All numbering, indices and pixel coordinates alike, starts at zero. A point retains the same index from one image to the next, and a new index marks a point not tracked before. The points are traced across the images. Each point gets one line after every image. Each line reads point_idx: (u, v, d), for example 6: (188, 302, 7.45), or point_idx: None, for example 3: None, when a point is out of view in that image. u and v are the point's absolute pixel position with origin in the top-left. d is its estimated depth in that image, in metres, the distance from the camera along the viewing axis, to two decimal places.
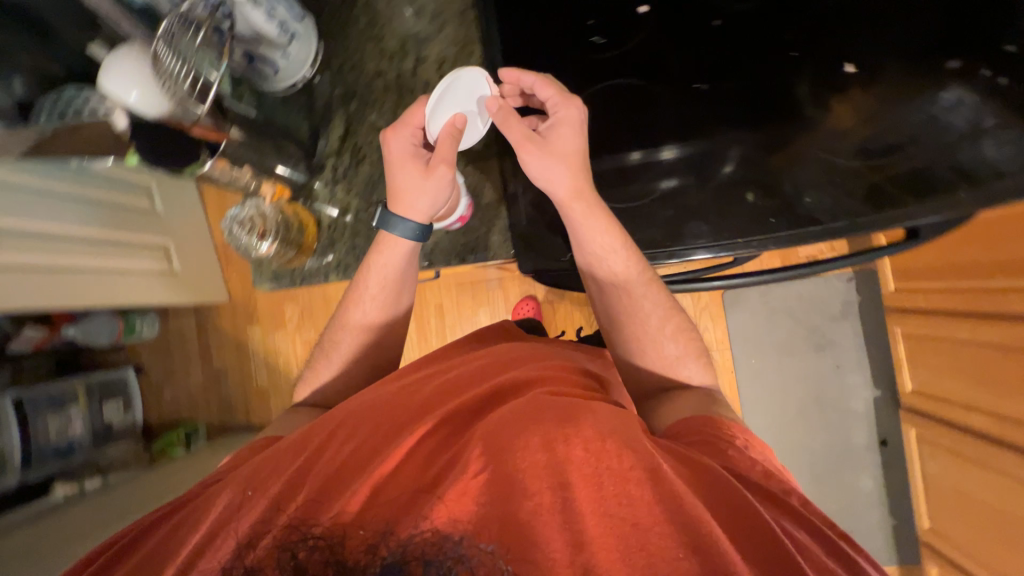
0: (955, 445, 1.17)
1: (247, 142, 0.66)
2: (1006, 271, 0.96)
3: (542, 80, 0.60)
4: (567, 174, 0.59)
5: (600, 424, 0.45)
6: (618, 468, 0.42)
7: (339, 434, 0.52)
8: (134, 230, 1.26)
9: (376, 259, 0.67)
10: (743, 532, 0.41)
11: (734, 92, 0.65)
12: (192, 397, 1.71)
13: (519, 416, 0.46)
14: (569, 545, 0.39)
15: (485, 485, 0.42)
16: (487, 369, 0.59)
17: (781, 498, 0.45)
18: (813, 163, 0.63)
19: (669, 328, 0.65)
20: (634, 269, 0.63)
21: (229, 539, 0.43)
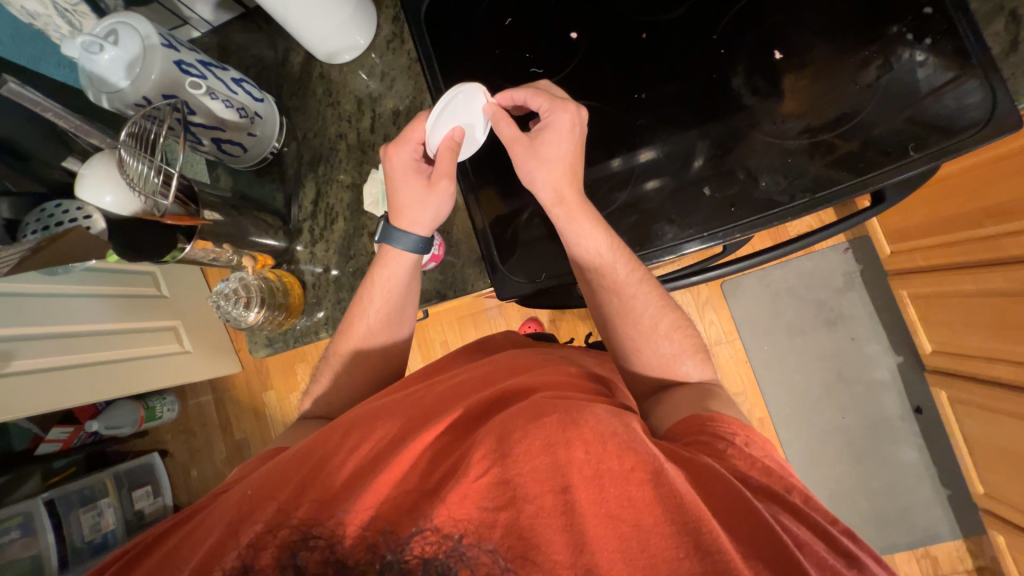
0: (988, 401, 1.12)
1: (226, 220, 0.68)
2: (994, 216, 0.95)
3: (534, 92, 0.63)
4: (545, 181, 0.62)
5: (604, 429, 0.42)
6: (618, 469, 0.40)
7: (354, 438, 0.52)
8: (144, 318, 1.31)
9: (380, 274, 0.70)
10: (746, 534, 0.39)
11: (676, 93, 0.66)
12: (218, 470, 1.72)
13: (534, 408, 0.45)
14: (571, 546, 0.38)
15: (487, 491, 0.40)
16: (497, 374, 0.60)
17: (781, 495, 0.44)
18: (763, 148, 0.63)
19: (662, 324, 0.66)
20: (621, 269, 0.64)
21: (239, 542, 0.43)
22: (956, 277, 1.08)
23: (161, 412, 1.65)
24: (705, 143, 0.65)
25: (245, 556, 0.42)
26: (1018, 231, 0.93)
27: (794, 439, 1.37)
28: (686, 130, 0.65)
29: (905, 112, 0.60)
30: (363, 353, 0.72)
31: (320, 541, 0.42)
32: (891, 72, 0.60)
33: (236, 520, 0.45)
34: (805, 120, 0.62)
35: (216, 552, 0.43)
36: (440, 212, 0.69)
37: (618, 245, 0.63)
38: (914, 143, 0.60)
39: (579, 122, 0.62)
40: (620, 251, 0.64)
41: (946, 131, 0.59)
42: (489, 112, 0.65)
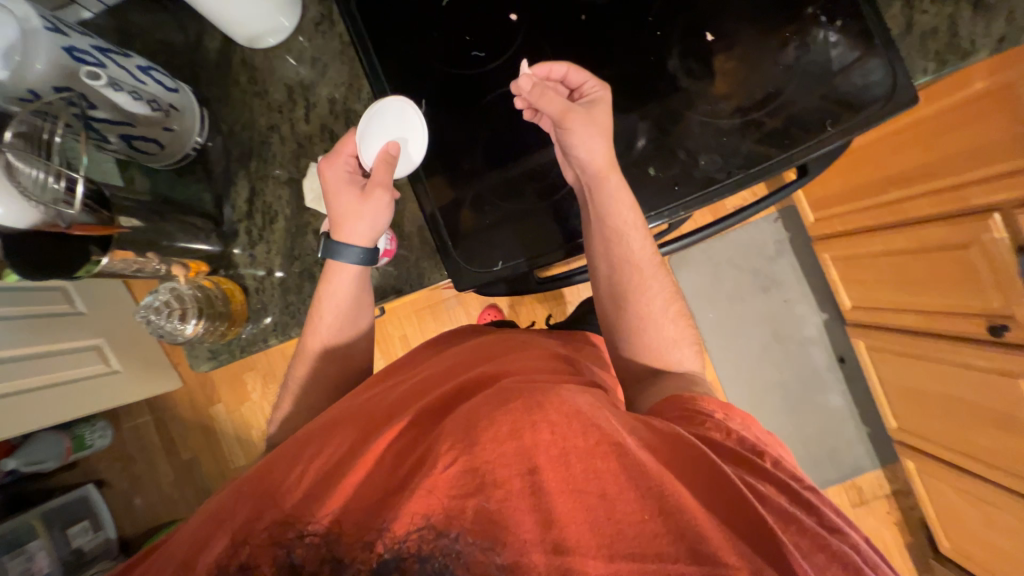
0: (896, 346, 1.27)
1: (146, 226, 0.64)
2: (896, 184, 1.07)
3: (575, 67, 0.63)
4: (602, 149, 0.61)
5: (565, 407, 0.44)
6: (582, 446, 0.41)
7: (337, 432, 0.51)
8: (57, 340, 1.17)
9: (325, 287, 0.67)
10: (719, 500, 0.42)
11: (616, 76, 0.67)
12: (167, 494, 1.61)
13: (498, 397, 0.46)
14: (539, 524, 0.39)
15: (454, 481, 0.40)
16: (472, 361, 0.60)
17: (750, 460, 0.46)
18: (701, 129, 0.66)
19: (670, 309, 0.66)
20: (645, 247, 0.65)
21: (221, 539, 0.42)
22: (868, 240, 1.20)
23: (91, 440, 1.49)
24: (648, 123, 0.67)
25: (244, 555, 0.40)
26: (916, 195, 1.04)
27: (741, 397, 1.48)
28: (625, 114, 0.67)
29: (822, 90, 0.65)
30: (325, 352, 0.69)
31: (315, 537, 0.40)
32: (807, 53, 0.64)
33: (215, 524, 0.43)
34: (737, 100, 0.66)
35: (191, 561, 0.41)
36: (379, 223, 0.65)
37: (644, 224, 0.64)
38: (830, 119, 0.65)
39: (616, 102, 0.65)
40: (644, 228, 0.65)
41: (856, 108, 0.64)
42: (525, 82, 0.60)
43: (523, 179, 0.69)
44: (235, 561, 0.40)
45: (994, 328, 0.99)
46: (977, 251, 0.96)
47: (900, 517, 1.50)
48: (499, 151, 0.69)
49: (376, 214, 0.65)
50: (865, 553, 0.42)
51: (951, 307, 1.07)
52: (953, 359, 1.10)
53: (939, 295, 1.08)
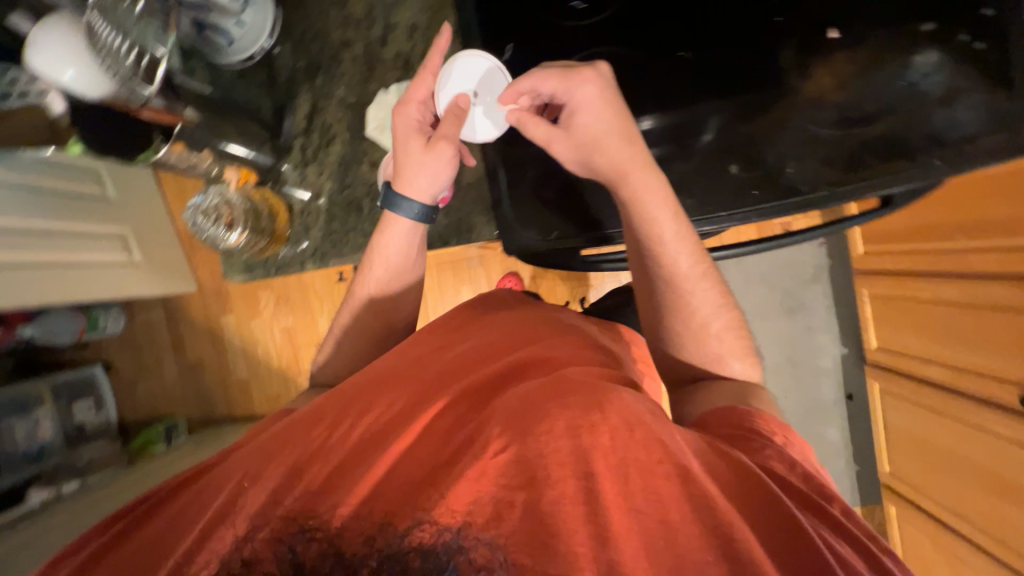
0: (918, 398, 1.25)
1: (204, 120, 0.60)
2: (965, 232, 1.02)
3: (540, 75, 0.56)
4: (606, 162, 0.57)
5: (626, 411, 0.44)
6: (643, 460, 0.41)
7: (339, 419, 0.52)
8: (82, 221, 1.20)
9: (377, 243, 0.65)
10: (779, 544, 0.39)
11: (719, 58, 0.63)
12: (168, 390, 1.66)
13: (555, 390, 0.46)
14: (592, 538, 0.38)
15: (505, 469, 0.42)
16: (506, 343, 0.60)
17: (821, 505, 0.44)
18: (795, 134, 0.62)
19: (716, 325, 0.61)
20: (685, 259, 0.59)
21: (228, 534, 0.44)
22: (919, 284, 1.16)
23: (104, 324, 1.53)
24: (716, 119, 0.64)
25: (246, 551, 0.42)
26: (983, 249, 0.99)
27: None
28: (712, 101, 0.64)
29: (942, 117, 0.58)
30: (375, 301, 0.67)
31: (317, 533, 0.42)
32: (933, 74, 0.58)
33: (223, 513, 0.45)
34: (843, 111, 0.61)
35: (204, 538, 0.44)
36: (441, 178, 0.60)
37: (687, 233, 0.57)
38: (941, 154, 0.58)
39: (609, 84, 0.56)
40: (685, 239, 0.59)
41: (972, 141, 0.57)
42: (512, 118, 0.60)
43: None
44: (238, 557, 0.42)
45: None
46: None
47: None
48: None
49: (440, 167, 0.60)
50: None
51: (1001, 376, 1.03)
52: (981, 425, 1.08)
53: (983, 355, 1.06)
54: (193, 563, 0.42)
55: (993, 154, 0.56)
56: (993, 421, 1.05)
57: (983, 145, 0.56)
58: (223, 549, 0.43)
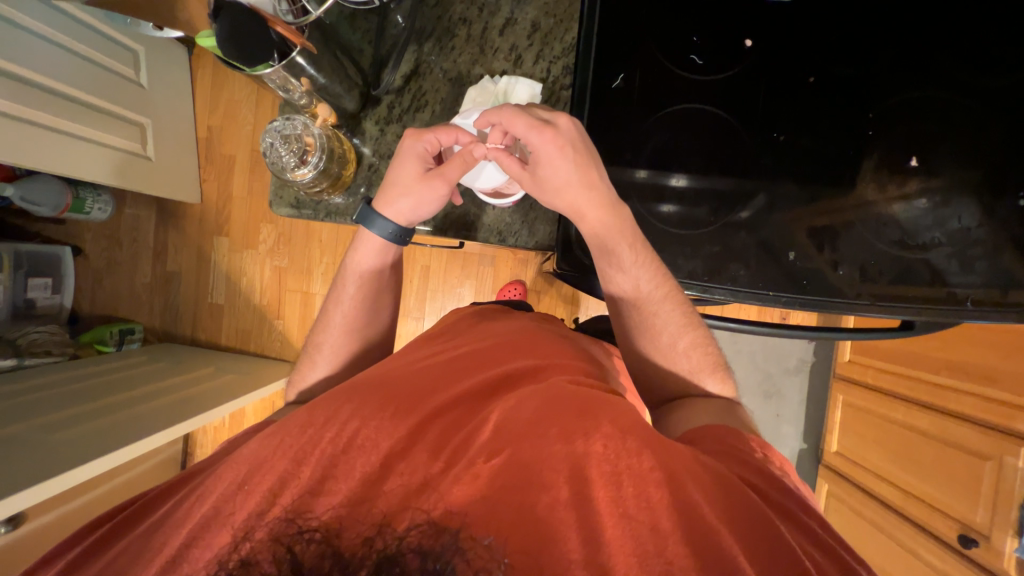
0: (862, 508, 1.33)
1: (316, 56, 0.57)
2: (952, 370, 1.11)
3: (504, 113, 0.55)
4: (564, 206, 0.59)
5: (623, 421, 0.43)
6: (638, 467, 0.40)
7: (330, 412, 0.46)
8: (102, 97, 1.13)
9: (352, 259, 0.67)
10: (763, 554, 0.37)
11: (809, 151, 0.66)
12: (135, 294, 1.57)
13: (551, 402, 0.45)
14: (585, 543, 0.36)
15: (500, 472, 0.40)
16: (495, 352, 0.57)
17: (798, 516, 0.43)
18: (858, 242, 0.65)
19: (682, 342, 0.64)
20: (644, 278, 0.62)
21: (225, 529, 0.39)
22: (890, 403, 1.25)
23: (90, 208, 1.43)
24: (762, 198, 0.66)
25: (246, 551, 0.37)
26: (963, 390, 1.09)
27: None
28: (789, 184, 0.66)
29: (982, 258, 0.63)
30: (367, 273, 0.67)
31: (316, 533, 0.37)
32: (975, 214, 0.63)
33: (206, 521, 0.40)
34: (899, 226, 0.65)
35: (196, 536, 0.39)
36: (424, 209, 0.63)
37: (641, 269, 0.61)
38: (973, 298, 0.63)
39: (566, 139, 0.55)
40: (649, 271, 0.62)
41: (1004, 291, 0.62)
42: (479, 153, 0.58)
43: (671, 199, 0.68)
44: (235, 557, 0.37)
45: (966, 539, 1.07)
46: (993, 466, 1.03)
47: None
48: (662, 151, 0.67)
49: (425, 199, 0.62)
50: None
51: (947, 512, 1.12)
52: (918, 551, 1.17)
53: (939, 488, 1.14)
54: (183, 564, 0.38)
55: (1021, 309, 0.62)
56: (931, 551, 1.14)
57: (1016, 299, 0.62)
58: (211, 554, 0.38)
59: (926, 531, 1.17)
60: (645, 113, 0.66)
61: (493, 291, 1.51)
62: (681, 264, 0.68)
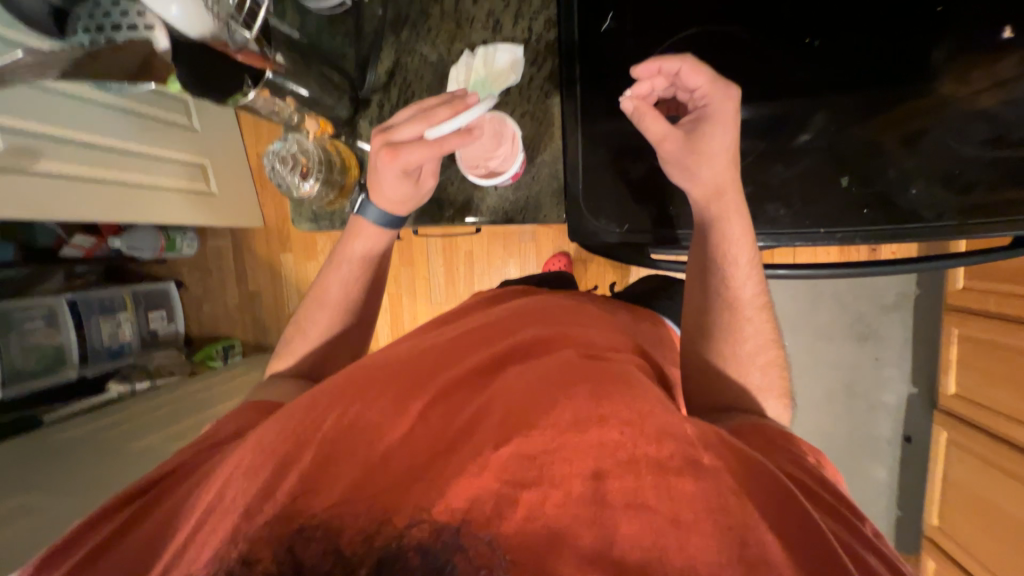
0: (996, 456, 1.14)
1: (293, 68, 0.60)
2: None
3: (693, 65, 0.50)
4: (701, 178, 0.52)
5: (638, 403, 0.41)
6: (656, 456, 0.38)
7: (336, 403, 0.47)
8: (167, 148, 1.25)
9: (350, 242, 0.65)
10: (801, 549, 0.35)
11: (856, 52, 0.54)
12: (229, 314, 1.78)
13: (561, 379, 0.44)
14: (598, 540, 0.35)
15: (507, 463, 0.39)
16: (498, 327, 0.57)
17: (849, 517, 0.39)
18: (933, 152, 0.54)
19: (760, 359, 0.55)
20: (749, 288, 0.55)
21: (226, 518, 0.39)
22: None
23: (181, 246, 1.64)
24: (813, 113, 0.56)
25: (243, 549, 0.37)
26: None
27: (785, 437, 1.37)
28: (839, 97, 0.55)
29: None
30: (367, 258, 0.66)
31: (317, 533, 0.38)
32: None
33: (201, 521, 0.41)
34: (999, 121, 0.52)
35: (201, 523, 0.40)
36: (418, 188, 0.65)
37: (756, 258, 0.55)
38: None
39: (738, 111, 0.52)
40: (755, 266, 0.55)
41: None
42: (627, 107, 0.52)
43: None
44: (236, 540, 0.38)
45: None
46: None
47: None
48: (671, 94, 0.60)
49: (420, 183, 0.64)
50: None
51: None
52: None
53: None
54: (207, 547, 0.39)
55: None
56: None
57: None
58: (209, 552, 0.38)
59: None
60: (644, 52, 0.59)
61: (538, 266, 1.49)
62: None
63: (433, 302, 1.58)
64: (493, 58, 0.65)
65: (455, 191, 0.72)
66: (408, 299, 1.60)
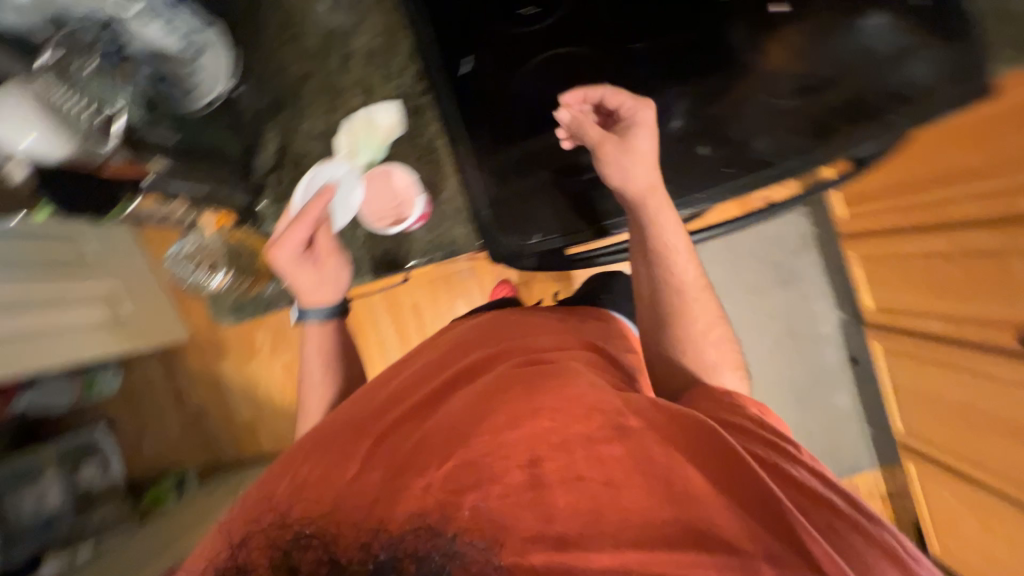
0: (920, 351, 1.28)
1: (179, 169, 0.63)
2: (962, 178, 1.05)
3: (613, 91, 0.60)
4: (637, 177, 0.59)
5: (561, 391, 0.48)
6: (588, 433, 0.45)
7: (314, 449, 0.50)
8: None
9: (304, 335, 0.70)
10: (734, 480, 0.42)
11: (676, 46, 0.63)
12: (173, 442, 1.61)
13: (504, 386, 0.50)
14: (538, 518, 0.40)
15: (449, 477, 0.43)
16: (456, 348, 0.62)
17: (780, 446, 0.47)
18: (761, 110, 0.64)
19: (711, 335, 0.63)
20: (690, 272, 0.63)
21: (220, 549, 0.42)
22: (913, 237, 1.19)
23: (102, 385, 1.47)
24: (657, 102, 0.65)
25: (240, 557, 0.40)
26: (977, 194, 1.03)
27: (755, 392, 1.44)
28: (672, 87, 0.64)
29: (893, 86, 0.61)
30: (316, 339, 0.69)
31: (313, 539, 0.40)
32: (887, 35, 0.60)
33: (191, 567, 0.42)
34: (800, 80, 0.62)
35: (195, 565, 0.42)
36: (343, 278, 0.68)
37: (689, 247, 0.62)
38: (901, 108, 0.61)
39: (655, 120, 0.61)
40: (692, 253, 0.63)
41: (963, 80, 0.58)
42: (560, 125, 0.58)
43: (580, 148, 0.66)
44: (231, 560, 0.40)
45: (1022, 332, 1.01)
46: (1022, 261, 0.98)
47: (894, 514, 1.53)
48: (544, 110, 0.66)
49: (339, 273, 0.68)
50: (904, 542, 0.41)
51: (1001, 319, 1.07)
52: (996, 374, 1.10)
53: (984, 304, 1.09)
54: None
55: (946, 108, 0.59)
56: (1006, 369, 1.08)
57: (940, 98, 0.59)
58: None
59: (991, 352, 1.11)
60: (507, 83, 0.66)
61: (484, 298, 1.51)
62: (605, 205, 0.68)
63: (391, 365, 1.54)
64: (375, 112, 0.70)
65: (371, 248, 0.73)
66: (365, 368, 1.55)
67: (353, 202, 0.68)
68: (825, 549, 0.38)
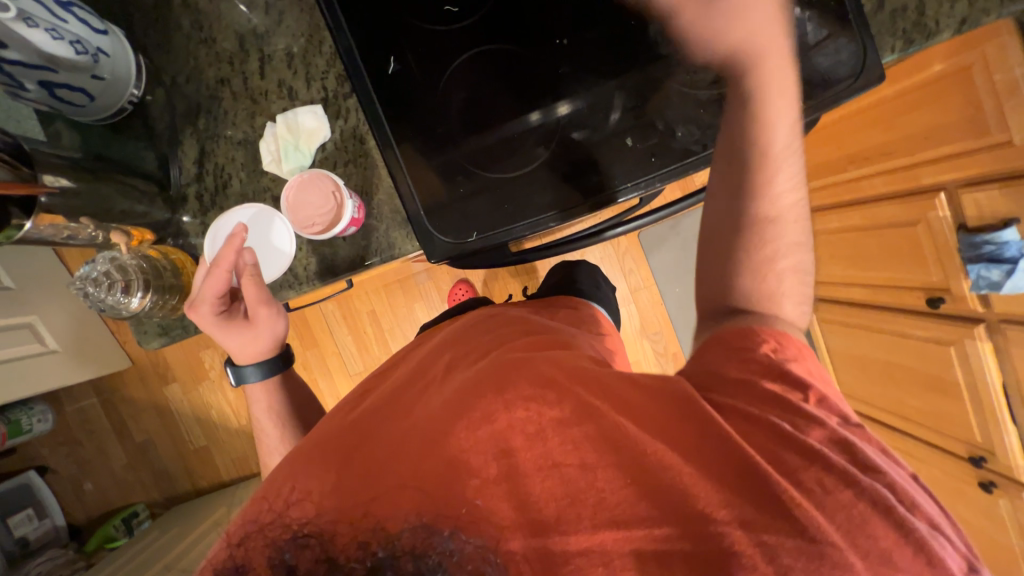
0: (849, 318, 1.39)
1: (81, 187, 0.58)
2: (866, 157, 1.16)
3: None
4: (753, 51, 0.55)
5: (536, 378, 0.49)
6: (560, 416, 0.46)
7: (332, 435, 0.51)
8: None
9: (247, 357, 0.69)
10: (714, 449, 0.42)
11: (600, 40, 0.62)
12: (119, 479, 1.51)
13: (494, 374, 0.50)
14: (515, 508, 0.42)
15: (432, 474, 0.43)
16: (469, 336, 0.64)
17: (784, 401, 0.44)
18: (681, 100, 0.63)
19: (783, 262, 0.56)
20: (781, 183, 0.56)
21: (222, 546, 0.43)
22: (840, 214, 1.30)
23: (28, 425, 1.34)
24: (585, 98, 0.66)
25: (239, 557, 0.41)
26: (876, 172, 1.16)
27: None
28: (608, 81, 0.63)
29: (856, 51, 0.58)
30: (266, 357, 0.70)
31: (312, 539, 0.40)
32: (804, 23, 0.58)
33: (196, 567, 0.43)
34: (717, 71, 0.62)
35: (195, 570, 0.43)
36: (276, 330, 0.68)
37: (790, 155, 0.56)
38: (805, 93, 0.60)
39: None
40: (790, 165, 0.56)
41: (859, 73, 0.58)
42: None
43: (532, 140, 0.65)
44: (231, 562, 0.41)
45: (932, 300, 1.14)
46: (923, 228, 1.10)
47: None
48: (473, 110, 0.66)
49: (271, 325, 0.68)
50: (899, 491, 0.40)
51: (916, 283, 1.17)
52: (909, 333, 1.23)
53: (898, 269, 1.19)
54: None
55: None
56: (916, 327, 1.20)
57: None
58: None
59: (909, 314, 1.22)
60: (430, 86, 0.65)
61: (443, 301, 1.49)
62: (542, 197, 0.67)
63: (352, 375, 1.51)
64: (298, 117, 0.68)
65: (305, 255, 0.71)
66: (325, 381, 1.51)
67: (278, 242, 0.69)
68: (804, 509, 0.39)
